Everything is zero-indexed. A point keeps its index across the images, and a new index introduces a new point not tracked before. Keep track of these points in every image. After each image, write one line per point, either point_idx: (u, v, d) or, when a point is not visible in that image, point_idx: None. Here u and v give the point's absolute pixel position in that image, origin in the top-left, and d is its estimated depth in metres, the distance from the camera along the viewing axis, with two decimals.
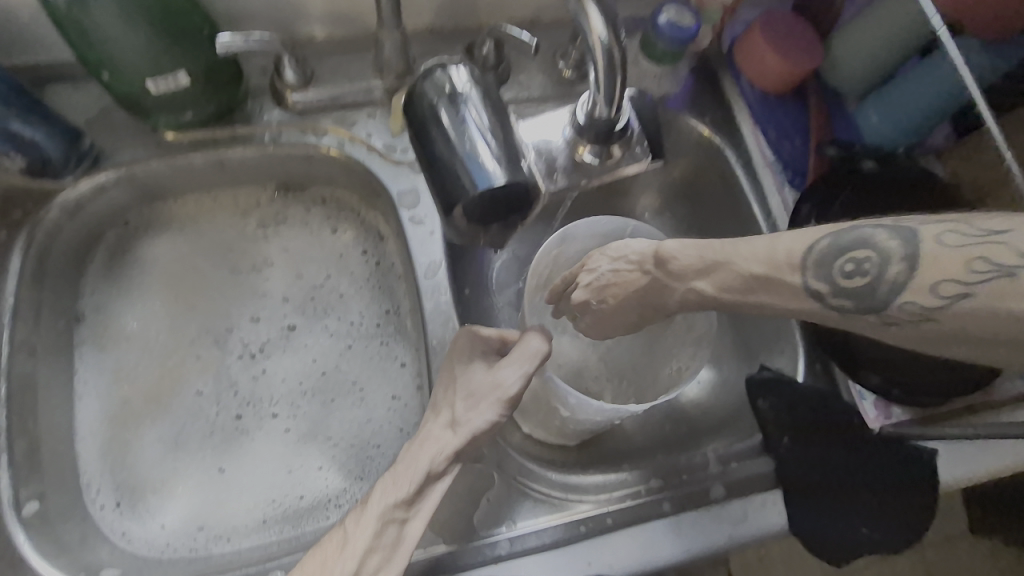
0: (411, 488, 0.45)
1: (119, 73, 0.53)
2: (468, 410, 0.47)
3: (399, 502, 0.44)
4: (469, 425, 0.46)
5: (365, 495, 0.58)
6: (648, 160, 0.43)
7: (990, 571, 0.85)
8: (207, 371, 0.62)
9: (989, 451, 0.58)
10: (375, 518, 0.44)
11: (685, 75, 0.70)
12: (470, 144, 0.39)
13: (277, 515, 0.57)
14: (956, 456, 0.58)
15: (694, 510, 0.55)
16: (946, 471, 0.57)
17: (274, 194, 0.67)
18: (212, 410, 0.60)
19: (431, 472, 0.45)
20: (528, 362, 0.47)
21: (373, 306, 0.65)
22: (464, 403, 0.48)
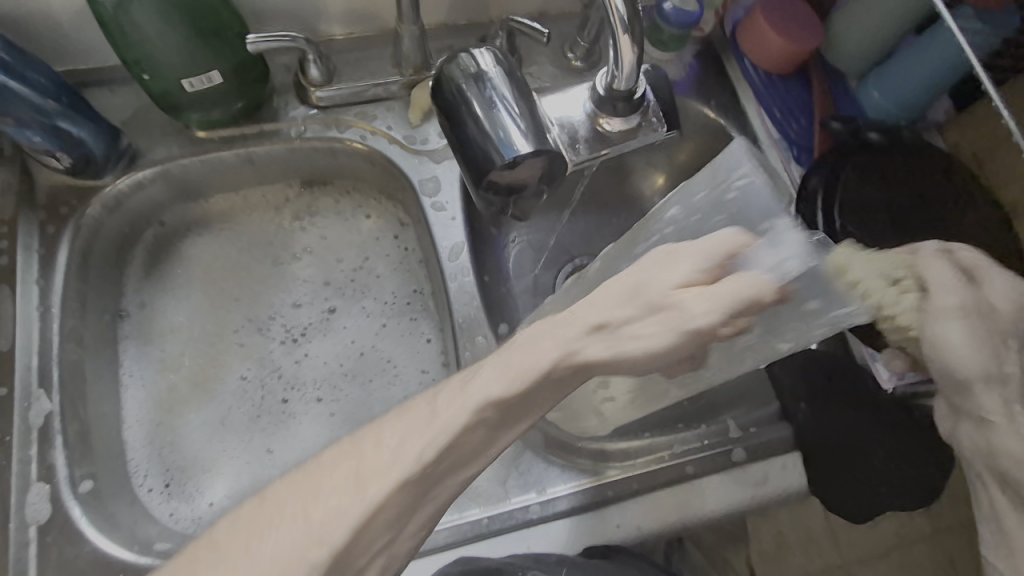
0: (521, 387, 0.32)
1: (158, 73, 0.56)
2: (631, 310, 0.32)
3: (498, 402, 0.32)
4: (623, 336, 0.32)
5: None
6: (665, 130, 0.44)
7: None
8: (248, 360, 0.65)
9: None
10: (469, 411, 0.32)
11: (690, 60, 0.73)
12: (499, 118, 0.42)
13: None
14: None
15: (714, 474, 0.58)
16: None
17: (300, 188, 0.71)
18: (260, 393, 0.64)
19: (552, 373, 0.32)
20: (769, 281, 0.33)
21: (404, 285, 0.69)
22: (627, 301, 0.32)
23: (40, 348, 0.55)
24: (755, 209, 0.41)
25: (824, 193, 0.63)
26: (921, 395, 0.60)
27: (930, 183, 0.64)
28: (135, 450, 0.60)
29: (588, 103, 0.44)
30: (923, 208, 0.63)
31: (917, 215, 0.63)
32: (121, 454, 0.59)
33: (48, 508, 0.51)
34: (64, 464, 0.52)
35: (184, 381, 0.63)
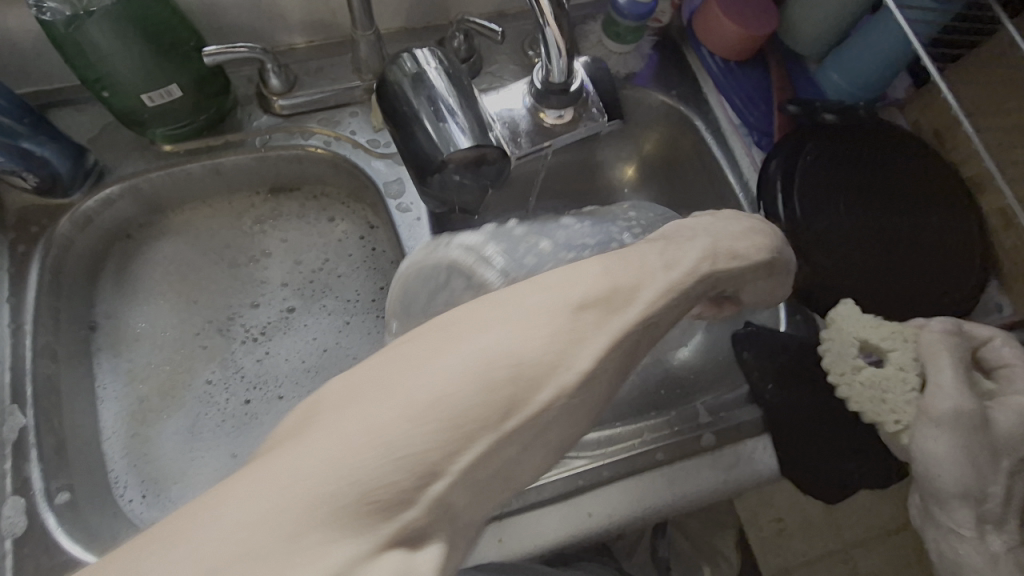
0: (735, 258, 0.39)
1: (118, 91, 0.57)
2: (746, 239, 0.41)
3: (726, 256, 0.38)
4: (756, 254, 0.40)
5: None
6: (605, 120, 0.45)
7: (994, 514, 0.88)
8: (218, 362, 0.66)
9: None
10: (701, 253, 0.36)
11: (649, 52, 0.73)
12: (439, 116, 0.43)
13: None
14: None
15: (685, 459, 0.58)
16: None
17: (267, 196, 0.72)
18: (232, 393, 0.65)
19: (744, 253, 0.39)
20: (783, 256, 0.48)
21: (368, 283, 0.71)
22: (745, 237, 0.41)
23: (13, 363, 0.56)
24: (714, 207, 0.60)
25: (782, 180, 0.63)
26: None
27: (884, 174, 0.64)
28: (112, 461, 0.61)
29: (528, 98, 0.45)
30: (878, 200, 0.63)
31: (869, 208, 0.63)
32: (99, 466, 0.60)
33: (23, 520, 0.52)
34: (39, 477, 0.53)
35: (155, 389, 0.64)
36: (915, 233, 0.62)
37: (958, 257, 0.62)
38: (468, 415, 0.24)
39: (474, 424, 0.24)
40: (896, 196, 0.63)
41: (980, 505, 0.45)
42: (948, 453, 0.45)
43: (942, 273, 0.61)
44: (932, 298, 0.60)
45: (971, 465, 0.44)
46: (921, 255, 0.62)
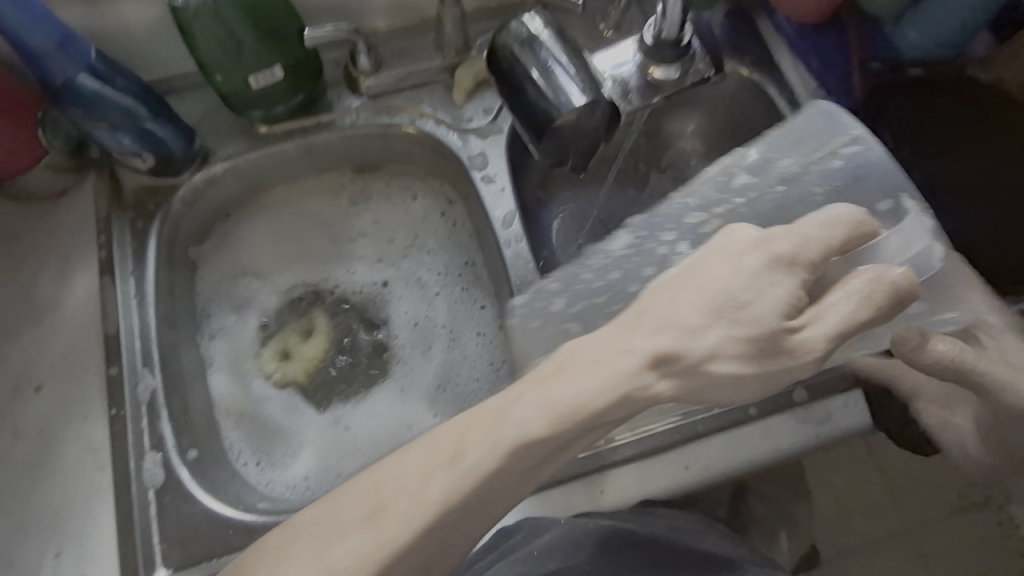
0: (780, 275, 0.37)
1: (230, 75, 0.61)
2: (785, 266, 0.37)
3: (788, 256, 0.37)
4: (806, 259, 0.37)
5: None
6: (713, 73, 0.45)
7: None
8: (299, 334, 0.70)
9: None
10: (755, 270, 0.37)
11: (722, 20, 0.75)
12: (555, 76, 0.44)
13: None
14: None
15: (780, 413, 0.59)
16: None
17: (353, 175, 0.75)
18: (318, 367, 0.69)
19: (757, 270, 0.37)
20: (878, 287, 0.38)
21: (455, 258, 0.73)
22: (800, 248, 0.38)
23: (141, 331, 0.60)
24: (874, 176, 0.46)
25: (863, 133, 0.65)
26: None
27: (952, 131, 0.68)
28: (225, 431, 0.64)
29: (638, 54, 0.45)
30: (944, 159, 0.67)
31: None
32: (215, 428, 0.63)
33: (161, 473, 0.55)
34: (170, 435, 0.57)
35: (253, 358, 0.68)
36: None
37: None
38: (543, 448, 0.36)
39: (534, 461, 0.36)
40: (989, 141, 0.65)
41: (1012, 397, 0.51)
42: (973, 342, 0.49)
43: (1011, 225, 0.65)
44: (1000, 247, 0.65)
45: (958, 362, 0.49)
46: None
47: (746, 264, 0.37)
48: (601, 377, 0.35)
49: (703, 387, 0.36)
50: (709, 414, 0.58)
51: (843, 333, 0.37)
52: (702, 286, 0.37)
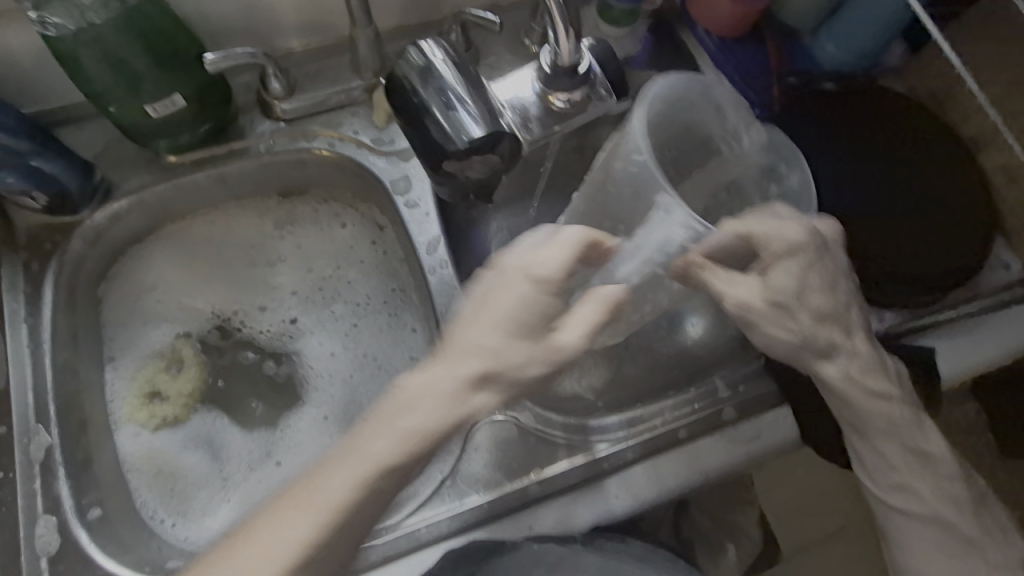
0: (513, 310, 0.41)
1: (125, 106, 0.58)
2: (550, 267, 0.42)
3: (546, 282, 0.41)
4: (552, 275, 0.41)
5: None
6: (614, 100, 0.45)
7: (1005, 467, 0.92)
8: (166, 370, 0.66)
9: (986, 341, 0.62)
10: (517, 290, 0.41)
11: (644, 35, 0.73)
12: (451, 109, 0.43)
13: None
14: (953, 350, 0.61)
15: (707, 435, 0.60)
16: (944, 366, 0.61)
17: (280, 201, 0.72)
18: (192, 401, 0.66)
19: (509, 314, 0.41)
20: (600, 298, 0.42)
21: (379, 286, 0.71)
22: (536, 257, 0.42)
23: (35, 385, 0.57)
24: (644, 181, 0.49)
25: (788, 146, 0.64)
26: (906, 337, 0.62)
27: (889, 141, 0.65)
28: (136, 488, 0.61)
29: (536, 82, 0.45)
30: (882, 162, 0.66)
31: (875, 178, 0.64)
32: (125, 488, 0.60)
33: (57, 538, 0.53)
34: (69, 495, 0.54)
35: (121, 408, 0.63)
36: (924, 196, 0.63)
37: (967, 228, 0.62)
38: (393, 466, 0.40)
39: (377, 481, 0.40)
40: (911, 148, 0.65)
41: (842, 364, 0.52)
42: (816, 288, 0.50)
43: (952, 241, 0.62)
44: (944, 264, 0.62)
45: (789, 322, 0.50)
46: (930, 214, 0.63)
47: (499, 311, 0.41)
48: (442, 404, 0.40)
49: (520, 392, 0.42)
50: (639, 441, 0.59)
51: (593, 329, 0.41)
52: (483, 315, 0.41)
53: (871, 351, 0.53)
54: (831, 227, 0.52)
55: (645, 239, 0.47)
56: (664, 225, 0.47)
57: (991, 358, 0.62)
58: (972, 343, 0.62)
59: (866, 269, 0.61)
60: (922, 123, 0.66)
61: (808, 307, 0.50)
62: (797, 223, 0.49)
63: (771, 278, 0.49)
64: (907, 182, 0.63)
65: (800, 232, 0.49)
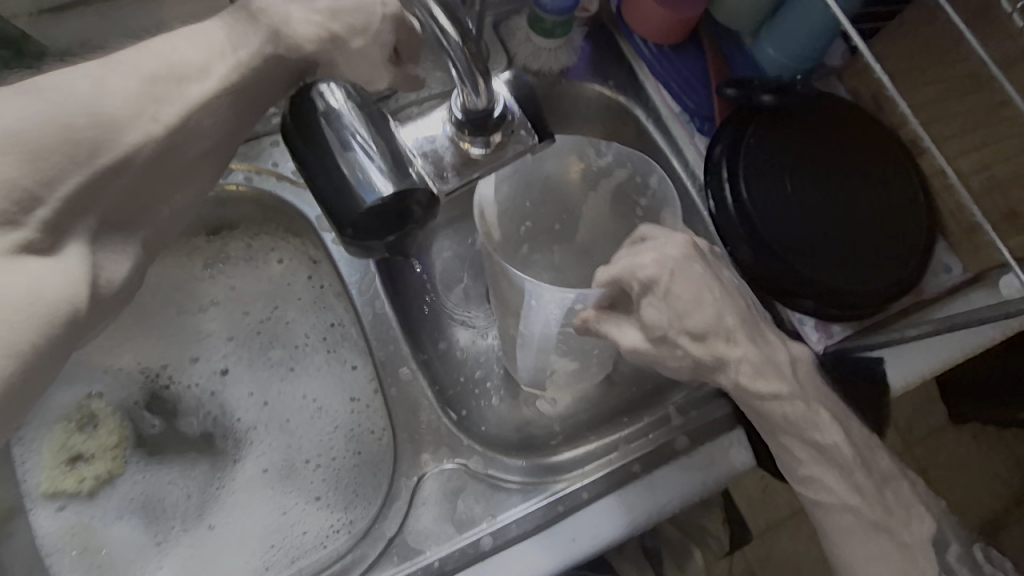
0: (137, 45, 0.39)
1: None
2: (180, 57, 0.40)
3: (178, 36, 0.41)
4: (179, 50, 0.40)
5: (361, 515, 0.59)
6: (534, 141, 0.42)
7: (958, 446, 0.95)
8: (80, 430, 0.61)
9: (932, 350, 0.61)
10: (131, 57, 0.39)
11: (581, 43, 0.69)
12: (356, 164, 0.38)
13: (278, 557, 0.58)
14: (901, 360, 0.60)
15: (663, 466, 0.57)
16: (892, 377, 0.60)
17: (208, 238, 0.67)
18: (121, 452, 0.61)
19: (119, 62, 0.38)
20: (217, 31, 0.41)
21: (320, 326, 0.67)
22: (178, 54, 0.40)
23: None
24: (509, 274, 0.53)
25: (727, 165, 0.62)
26: (855, 352, 0.61)
27: (822, 151, 0.63)
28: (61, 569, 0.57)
29: (447, 126, 0.42)
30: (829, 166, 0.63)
31: (819, 188, 0.62)
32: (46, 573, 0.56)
33: None
34: None
35: (42, 484, 0.59)
36: (869, 204, 0.62)
37: (913, 230, 0.61)
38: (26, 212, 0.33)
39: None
40: (854, 153, 0.63)
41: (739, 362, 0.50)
42: (691, 308, 0.48)
43: (896, 252, 0.60)
44: (889, 276, 0.59)
45: (674, 349, 0.50)
46: (877, 222, 0.61)
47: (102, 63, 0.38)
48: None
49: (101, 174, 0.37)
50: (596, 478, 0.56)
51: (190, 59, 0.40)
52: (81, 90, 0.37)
53: (757, 348, 0.50)
54: (682, 245, 0.49)
55: (532, 316, 0.53)
56: (550, 297, 0.51)
57: (943, 363, 0.60)
58: (921, 352, 0.60)
59: (816, 286, 0.59)
60: (866, 127, 0.64)
61: (684, 328, 0.49)
62: (655, 247, 0.49)
63: (646, 314, 0.49)
64: (852, 191, 0.62)
65: (658, 261, 0.48)
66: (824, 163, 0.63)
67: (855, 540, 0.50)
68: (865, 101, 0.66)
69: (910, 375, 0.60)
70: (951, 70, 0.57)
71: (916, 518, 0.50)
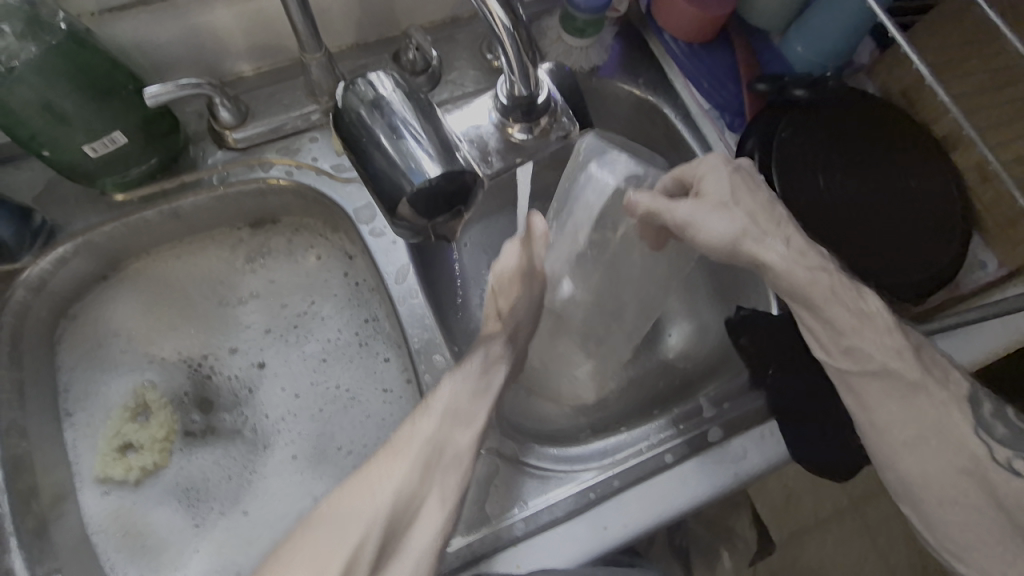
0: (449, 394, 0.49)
1: (58, 145, 0.54)
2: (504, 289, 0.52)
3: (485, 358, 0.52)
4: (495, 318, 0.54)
5: None
6: (576, 128, 0.44)
7: None
8: (134, 418, 0.63)
9: (991, 333, 0.60)
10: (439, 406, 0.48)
11: (611, 43, 0.71)
12: (407, 148, 0.40)
13: None
14: (956, 342, 0.60)
15: (696, 457, 0.57)
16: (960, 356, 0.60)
17: (249, 232, 0.69)
18: (169, 444, 0.63)
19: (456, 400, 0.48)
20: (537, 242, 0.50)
21: (353, 319, 0.68)
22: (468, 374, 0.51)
23: None
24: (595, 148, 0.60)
25: (759, 159, 0.62)
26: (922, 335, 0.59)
27: (854, 146, 0.63)
28: (104, 551, 0.59)
29: (493, 113, 0.43)
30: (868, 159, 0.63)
31: (849, 181, 0.62)
32: (91, 554, 0.58)
33: None
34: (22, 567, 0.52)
35: (93, 468, 0.61)
36: (901, 198, 0.62)
37: (945, 224, 0.61)
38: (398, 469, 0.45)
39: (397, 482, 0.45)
40: (885, 146, 0.63)
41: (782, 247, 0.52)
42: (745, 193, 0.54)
43: (928, 248, 0.60)
44: (924, 271, 0.59)
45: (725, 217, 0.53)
46: (908, 216, 0.61)
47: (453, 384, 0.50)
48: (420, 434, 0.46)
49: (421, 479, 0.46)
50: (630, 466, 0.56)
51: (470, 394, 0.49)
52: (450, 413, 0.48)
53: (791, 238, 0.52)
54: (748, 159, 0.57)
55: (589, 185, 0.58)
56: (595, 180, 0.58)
57: (1000, 347, 0.60)
58: (976, 338, 0.60)
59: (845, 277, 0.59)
60: (899, 123, 0.64)
61: (743, 206, 0.53)
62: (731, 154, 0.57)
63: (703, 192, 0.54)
64: (885, 184, 0.62)
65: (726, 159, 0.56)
66: (855, 157, 0.63)
67: (892, 401, 0.50)
68: (896, 99, 0.67)
69: (968, 354, 0.60)
70: (988, 62, 0.57)
71: (947, 385, 0.50)
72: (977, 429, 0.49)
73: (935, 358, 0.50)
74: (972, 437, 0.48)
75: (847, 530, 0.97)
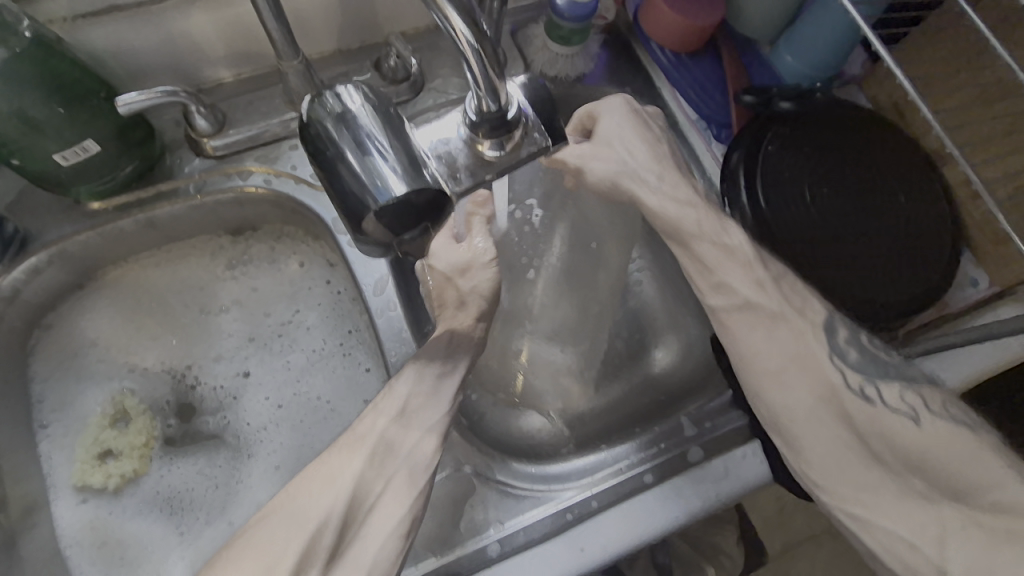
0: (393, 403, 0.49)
1: (28, 154, 0.52)
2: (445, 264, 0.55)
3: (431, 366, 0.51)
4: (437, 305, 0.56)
5: None
6: (548, 143, 0.43)
7: None
8: (113, 425, 0.62)
9: (980, 354, 0.59)
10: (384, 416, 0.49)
11: (597, 50, 0.70)
12: (372, 165, 0.39)
13: None
14: (945, 361, 0.59)
15: (676, 477, 0.56)
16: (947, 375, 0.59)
17: (230, 239, 0.68)
18: (148, 451, 0.62)
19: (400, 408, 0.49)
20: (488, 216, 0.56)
21: (336, 328, 0.67)
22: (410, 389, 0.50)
23: None
24: None
25: (744, 173, 0.61)
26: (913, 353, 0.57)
27: (842, 162, 0.62)
28: (79, 565, 0.58)
29: (462, 128, 0.42)
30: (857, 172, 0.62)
31: (838, 194, 0.60)
32: (64, 566, 0.57)
33: None
34: None
35: (71, 476, 0.60)
36: (890, 213, 0.60)
37: (935, 239, 0.60)
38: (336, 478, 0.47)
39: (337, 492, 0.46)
40: (875, 159, 0.62)
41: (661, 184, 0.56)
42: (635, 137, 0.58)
43: (916, 266, 0.59)
44: (912, 288, 0.58)
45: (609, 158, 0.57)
46: (899, 231, 0.60)
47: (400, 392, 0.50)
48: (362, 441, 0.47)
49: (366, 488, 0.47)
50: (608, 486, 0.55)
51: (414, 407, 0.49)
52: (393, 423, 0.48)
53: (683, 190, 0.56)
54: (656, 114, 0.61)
55: None
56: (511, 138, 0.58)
57: (990, 366, 0.59)
58: (965, 358, 0.59)
59: (831, 296, 0.58)
60: (889, 136, 0.63)
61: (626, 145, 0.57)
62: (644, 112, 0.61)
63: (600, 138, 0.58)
64: (875, 198, 0.61)
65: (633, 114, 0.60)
66: (843, 171, 0.61)
67: (757, 330, 0.51)
68: (887, 112, 0.66)
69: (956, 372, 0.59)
70: (979, 78, 0.56)
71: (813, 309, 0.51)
72: (830, 353, 0.49)
73: (796, 288, 0.52)
74: (826, 361, 0.49)
75: (840, 545, 0.95)
